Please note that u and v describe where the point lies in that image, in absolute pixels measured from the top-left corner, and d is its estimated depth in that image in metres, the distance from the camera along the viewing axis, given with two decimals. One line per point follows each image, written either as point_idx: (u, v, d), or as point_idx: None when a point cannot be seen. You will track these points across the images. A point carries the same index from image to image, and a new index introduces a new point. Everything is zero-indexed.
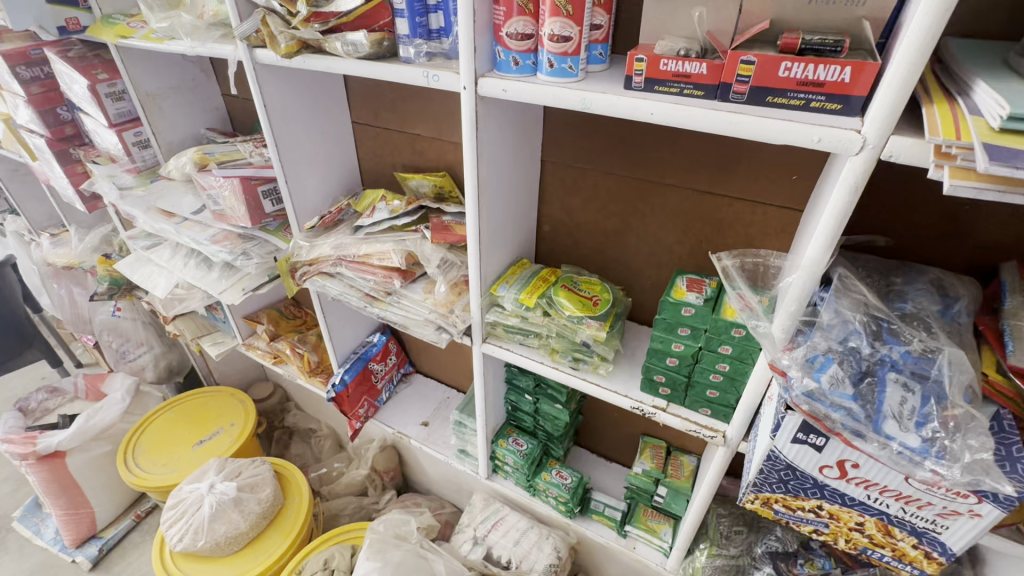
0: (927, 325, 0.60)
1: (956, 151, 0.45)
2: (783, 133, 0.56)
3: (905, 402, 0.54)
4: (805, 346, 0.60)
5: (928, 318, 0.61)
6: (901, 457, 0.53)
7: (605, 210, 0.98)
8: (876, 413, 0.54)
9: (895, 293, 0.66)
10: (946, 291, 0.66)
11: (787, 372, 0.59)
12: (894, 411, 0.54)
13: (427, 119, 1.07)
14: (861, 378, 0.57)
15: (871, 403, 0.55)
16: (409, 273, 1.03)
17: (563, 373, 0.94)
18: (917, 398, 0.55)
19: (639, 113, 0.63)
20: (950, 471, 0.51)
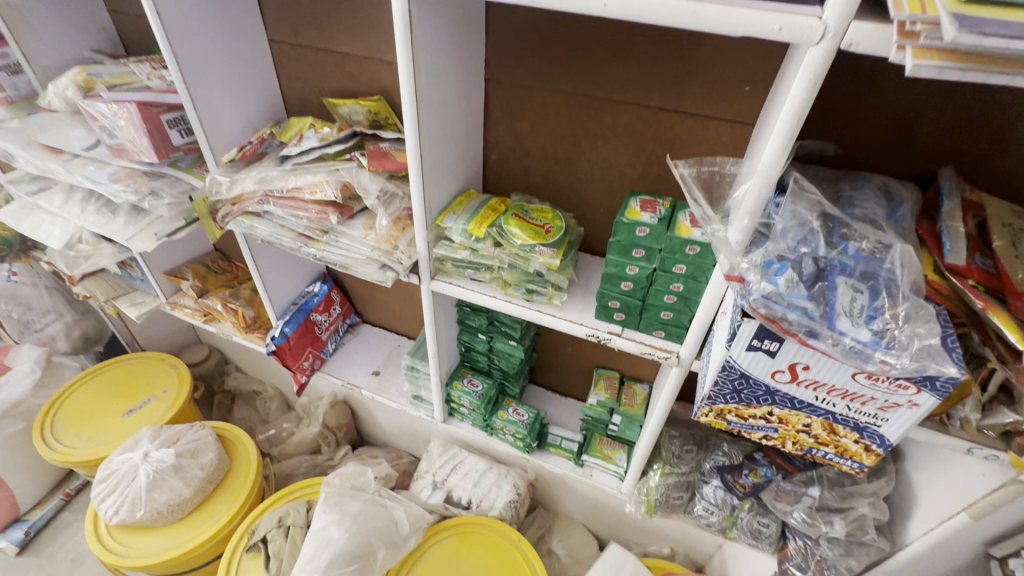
0: (877, 226, 0.61)
1: (921, 28, 0.42)
2: (744, 23, 0.53)
3: (855, 300, 0.55)
4: (761, 252, 0.59)
5: (876, 221, 0.62)
6: (853, 351, 0.53)
7: (554, 133, 0.93)
8: (829, 310, 0.55)
9: (844, 200, 0.66)
10: (891, 195, 0.67)
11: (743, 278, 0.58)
12: (845, 307, 0.55)
13: (355, 33, 0.95)
14: (815, 279, 0.57)
15: (825, 303, 0.55)
16: (346, 209, 0.94)
17: (517, 306, 0.91)
18: (868, 295, 0.56)
19: (591, 6, 0.57)
20: (898, 360, 0.52)
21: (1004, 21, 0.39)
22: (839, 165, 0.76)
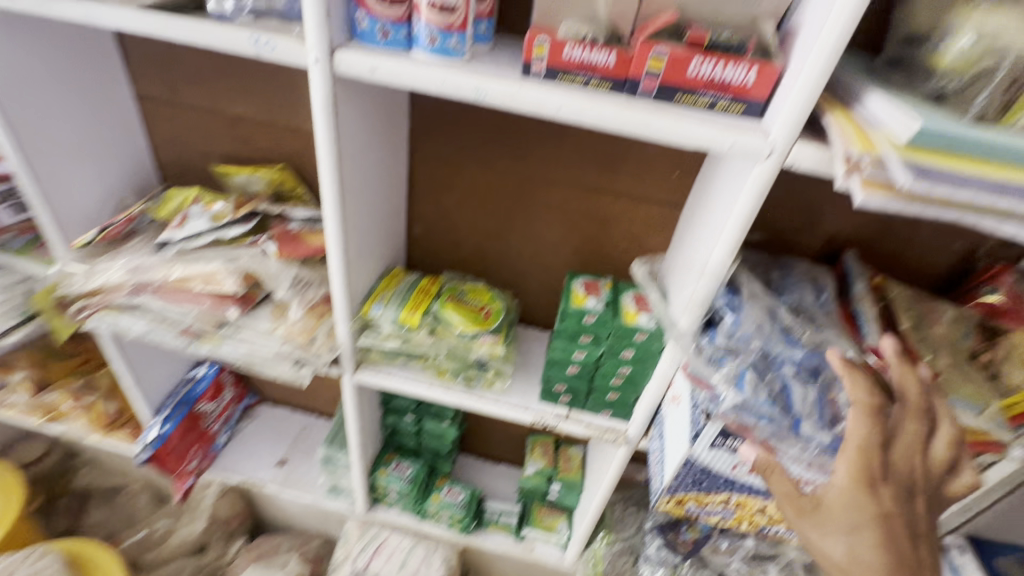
0: (813, 319, 0.65)
1: (868, 163, 0.45)
2: (696, 135, 0.53)
3: (808, 398, 0.60)
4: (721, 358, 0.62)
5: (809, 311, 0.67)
6: (819, 454, 0.59)
7: (484, 209, 0.88)
8: (795, 413, 0.59)
9: (775, 287, 0.70)
10: (817, 282, 0.71)
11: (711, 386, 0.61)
12: (807, 410, 0.59)
13: (251, 96, 0.83)
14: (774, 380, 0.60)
15: (785, 405, 0.60)
16: (248, 298, 0.80)
17: (456, 396, 0.85)
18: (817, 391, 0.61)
19: (543, 105, 0.54)
20: None
21: (945, 168, 0.42)
22: (759, 246, 0.82)
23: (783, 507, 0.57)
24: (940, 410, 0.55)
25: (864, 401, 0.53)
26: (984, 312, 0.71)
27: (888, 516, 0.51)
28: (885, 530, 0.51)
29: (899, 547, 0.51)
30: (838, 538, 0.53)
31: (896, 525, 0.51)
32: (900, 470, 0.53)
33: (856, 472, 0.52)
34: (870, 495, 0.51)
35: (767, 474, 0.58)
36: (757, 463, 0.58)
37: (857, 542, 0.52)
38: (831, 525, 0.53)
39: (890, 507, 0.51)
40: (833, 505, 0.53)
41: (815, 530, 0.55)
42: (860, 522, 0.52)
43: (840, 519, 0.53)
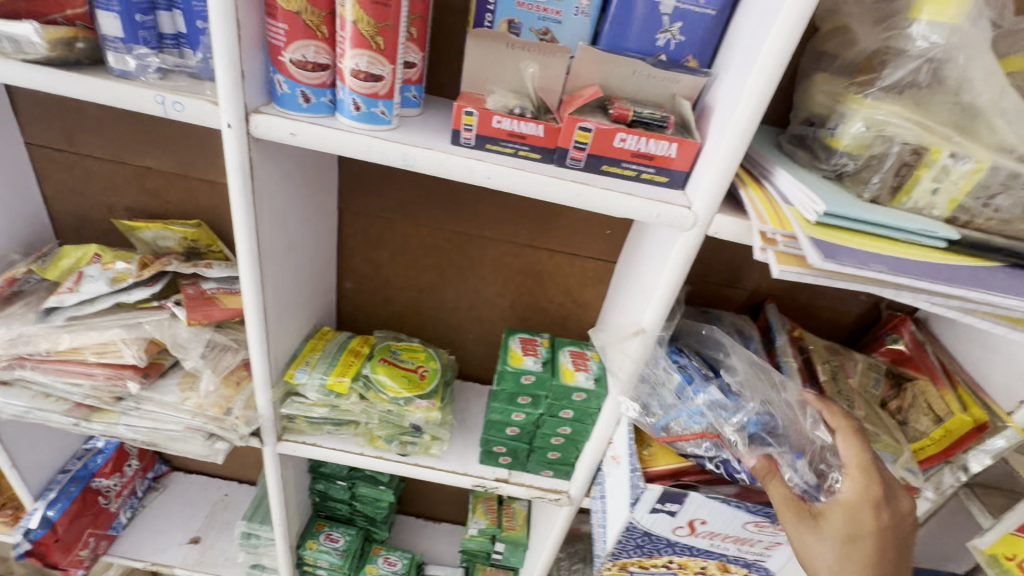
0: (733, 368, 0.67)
1: (781, 238, 0.47)
2: (623, 206, 0.54)
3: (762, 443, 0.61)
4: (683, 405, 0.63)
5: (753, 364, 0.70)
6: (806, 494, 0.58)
7: (419, 264, 0.86)
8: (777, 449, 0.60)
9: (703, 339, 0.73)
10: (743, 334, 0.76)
11: (688, 432, 0.62)
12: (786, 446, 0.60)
13: (164, 147, 0.78)
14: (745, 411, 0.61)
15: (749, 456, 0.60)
16: (153, 367, 0.72)
17: (390, 464, 0.79)
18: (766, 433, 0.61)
19: (474, 175, 0.53)
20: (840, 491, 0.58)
21: (850, 248, 0.43)
22: (687, 299, 0.85)
23: (783, 511, 0.56)
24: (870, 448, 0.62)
25: (845, 423, 0.59)
26: (890, 359, 0.77)
27: (885, 532, 0.54)
28: (878, 543, 0.53)
29: (886, 562, 0.53)
30: (833, 545, 0.54)
31: (888, 540, 0.54)
32: (898, 494, 0.56)
33: (860, 489, 0.55)
34: (877, 508, 0.54)
35: (767, 480, 0.58)
36: (758, 468, 0.59)
37: (851, 550, 0.54)
38: (829, 530, 0.55)
39: (886, 525, 0.54)
40: (838, 512, 0.55)
41: (806, 539, 0.55)
42: (861, 529, 0.54)
43: (839, 525, 0.55)
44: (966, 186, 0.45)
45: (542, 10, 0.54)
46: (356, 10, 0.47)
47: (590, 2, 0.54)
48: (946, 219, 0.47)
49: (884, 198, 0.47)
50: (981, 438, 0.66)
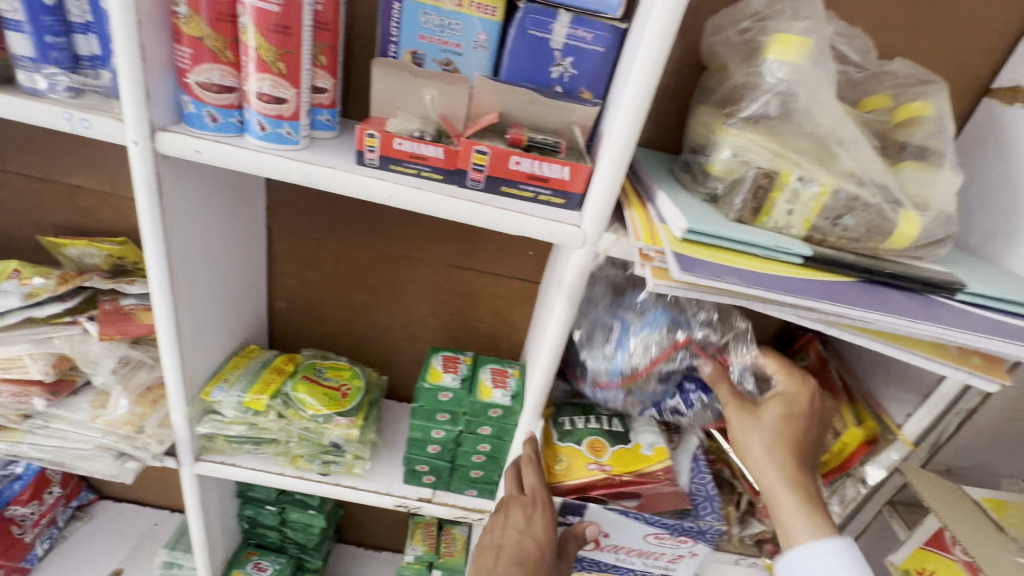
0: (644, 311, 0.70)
1: (654, 254, 0.50)
2: (518, 225, 0.57)
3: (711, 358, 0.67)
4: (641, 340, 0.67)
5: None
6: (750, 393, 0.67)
7: (350, 284, 0.88)
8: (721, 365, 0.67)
9: None
10: None
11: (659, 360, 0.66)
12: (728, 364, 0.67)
13: (93, 166, 0.79)
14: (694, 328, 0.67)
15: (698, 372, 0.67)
16: (63, 384, 0.72)
17: (310, 484, 0.78)
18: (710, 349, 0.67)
19: (375, 194, 0.56)
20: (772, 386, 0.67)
21: (709, 264, 0.47)
22: None
23: (730, 405, 0.62)
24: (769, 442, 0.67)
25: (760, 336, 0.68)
26: None
27: (810, 412, 0.62)
28: (805, 425, 0.61)
29: (811, 436, 0.62)
30: (772, 427, 0.61)
31: (812, 422, 0.62)
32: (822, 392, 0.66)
33: (790, 379, 0.64)
34: (810, 396, 0.63)
35: (717, 384, 0.64)
36: (712, 374, 0.64)
37: (787, 428, 0.61)
38: (770, 417, 0.61)
39: (813, 410, 0.62)
40: (776, 403, 0.62)
41: (748, 424, 0.61)
42: (794, 414, 0.61)
43: (778, 411, 0.61)
44: (817, 208, 0.49)
45: (442, 43, 0.58)
46: (257, 37, 0.50)
47: (487, 38, 0.58)
48: (803, 238, 0.51)
49: (747, 218, 0.51)
50: (877, 451, 0.70)
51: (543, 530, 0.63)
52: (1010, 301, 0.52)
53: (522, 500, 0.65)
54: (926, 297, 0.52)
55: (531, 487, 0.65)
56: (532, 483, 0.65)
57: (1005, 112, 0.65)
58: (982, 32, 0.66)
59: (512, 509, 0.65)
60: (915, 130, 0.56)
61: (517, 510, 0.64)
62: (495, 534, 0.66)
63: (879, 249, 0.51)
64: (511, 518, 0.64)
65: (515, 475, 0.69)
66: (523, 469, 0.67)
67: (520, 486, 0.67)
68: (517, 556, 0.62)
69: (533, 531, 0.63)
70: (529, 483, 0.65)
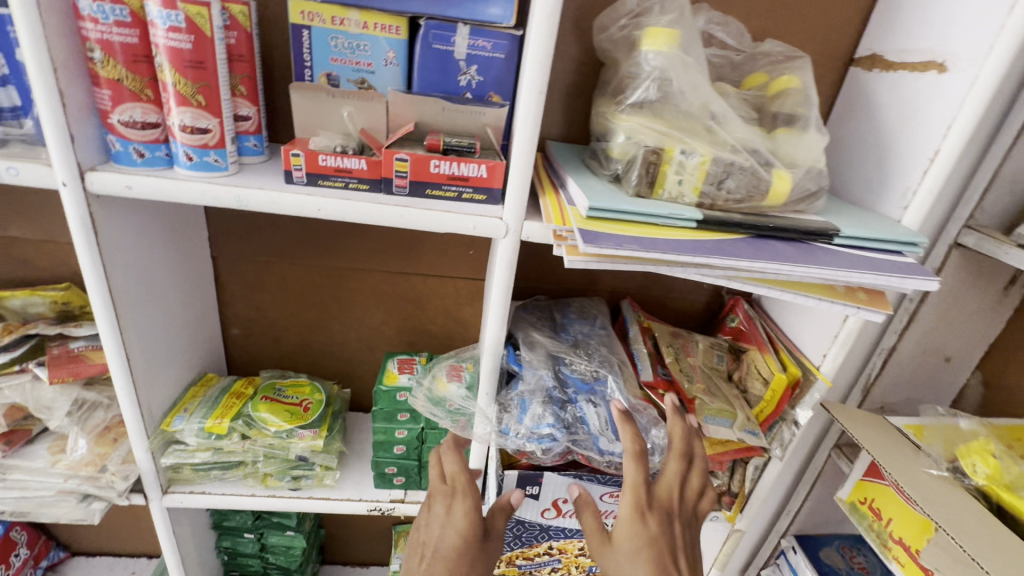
0: (558, 360, 0.76)
1: (567, 234, 0.55)
2: (445, 223, 0.61)
3: (598, 416, 0.70)
4: (529, 418, 0.69)
5: (585, 344, 0.79)
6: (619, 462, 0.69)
7: (302, 303, 0.90)
8: (591, 435, 0.69)
9: (559, 327, 0.83)
10: (588, 312, 0.86)
11: (526, 449, 0.68)
12: (596, 430, 0.69)
13: (29, 217, 0.80)
14: (571, 410, 0.71)
15: (577, 426, 0.70)
16: (16, 435, 0.73)
17: (282, 501, 0.80)
18: (587, 412, 0.71)
19: (305, 208, 0.59)
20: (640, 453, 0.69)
21: (612, 235, 0.52)
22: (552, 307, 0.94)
23: (589, 538, 0.61)
24: (699, 451, 0.67)
25: (632, 447, 0.62)
26: (731, 337, 0.89)
27: (654, 538, 0.59)
28: (656, 553, 0.58)
29: (665, 565, 0.58)
30: (625, 564, 0.58)
31: (664, 547, 0.59)
32: (659, 497, 0.62)
33: (630, 503, 0.60)
34: (644, 519, 0.60)
35: (583, 511, 0.63)
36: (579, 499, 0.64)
37: (637, 562, 0.58)
38: (624, 552, 0.58)
39: (657, 531, 0.59)
40: (625, 538, 0.59)
41: (605, 560, 0.60)
42: (648, 542, 0.58)
43: (635, 541, 0.59)
44: (702, 175, 0.55)
45: (354, 63, 0.63)
46: (174, 74, 0.53)
47: (395, 54, 0.63)
48: (696, 205, 0.57)
49: (644, 192, 0.57)
50: (804, 393, 0.75)
51: (463, 517, 0.61)
52: (882, 241, 0.60)
53: (444, 491, 0.64)
54: (809, 243, 0.58)
55: (452, 473, 0.64)
56: (453, 469, 0.65)
57: (867, 78, 0.74)
58: (839, 10, 0.74)
59: (436, 502, 0.63)
60: (785, 101, 0.64)
61: (440, 497, 0.63)
62: (422, 529, 0.63)
63: (761, 207, 0.58)
64: (435, 512, 0.63)
65: (438, 466, 0.67)
66: (442, 458, 0.66)
67: (443, 477, 0.66)
68: (444, 547, 0.59)
69: (454, 521, 0.61)
70: (449, 471, 0.64)
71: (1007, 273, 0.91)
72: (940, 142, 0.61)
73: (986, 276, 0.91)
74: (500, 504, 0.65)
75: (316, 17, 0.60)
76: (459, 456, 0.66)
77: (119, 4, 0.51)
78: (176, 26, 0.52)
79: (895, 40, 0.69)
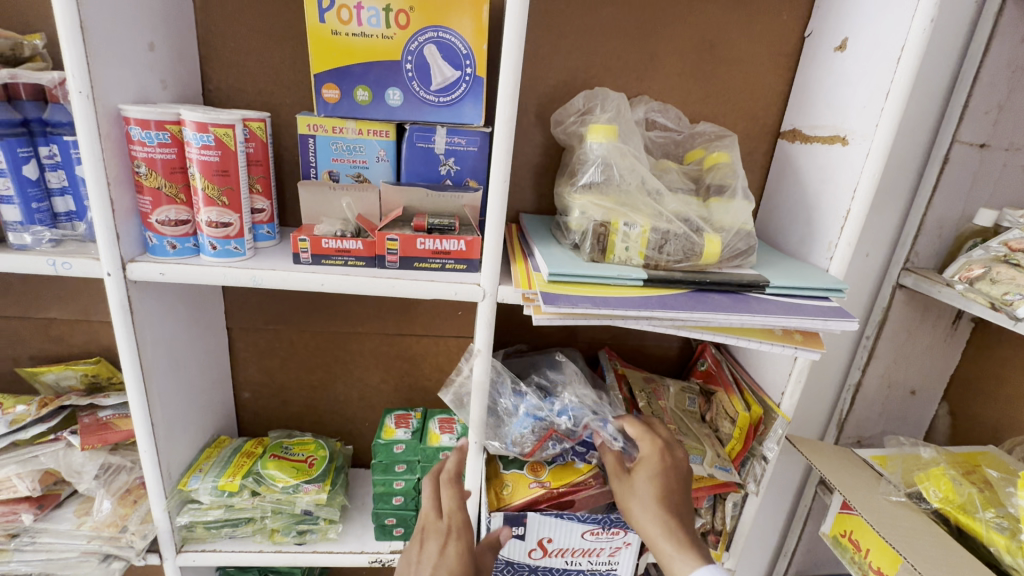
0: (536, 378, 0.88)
1: (533, 296, 0.65)
2: (431, 290, 0.70)
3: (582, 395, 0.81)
4: (531, 407, 0.78)
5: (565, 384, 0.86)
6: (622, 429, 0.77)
7: (307, 365, 0.99)
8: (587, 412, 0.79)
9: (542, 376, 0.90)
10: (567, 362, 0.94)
11: (540, 429, 0.76)
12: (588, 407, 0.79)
13: (66, 300, 0.90)
14: (579, 393, 0.81)
15: (572, 405, 0.79)
16: (48, 498, 0.80)
17: (288, 555, 0.84)
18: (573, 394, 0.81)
19: (310, 284, 0.69)
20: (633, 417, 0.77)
21: (569, 295, 0.62)
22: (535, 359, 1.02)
23: (610, 473, 0.72)
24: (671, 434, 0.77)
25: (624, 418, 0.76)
26: (701, 380, 0.97)
27: (664, 468, 0.70)
28: (667, 480, 0.70)
29: (668, 487, 0.69)
30: (642, 486, 0.69)
31: (672, 476, 0.70)
32: (673, 447, 0.73)
33: (645, 444, 0.72)
34: (661, 455, 0.71)
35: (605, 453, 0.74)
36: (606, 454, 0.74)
37: (649, 485, 0.69)
38: (639, 476, 0.70)
39: (668, 466, 0.71)
40: (642, 468, 0.70)
41: (626, 490, 0.70)
42: (660, 469, 0.70)
43: (650, 469, 0.70)
44: (645, 241, 0.66)
45: (351, 161, 0.76)
46: (203, 180, 0.65)
47: (385, 153, 0.76)
48: (643, 266, 0.67)
49: (598, 257, 0.67)
50: (768, 429, 0.80)
51: (457, 557, 0.67)
52: (809, 288, 0.68)
53: (439, 528, 0.70)
54: (744, 294, 0.67)
55: (450, 510, 0.71)
56: (449, 506, 0.72)
57: (791, 149, 0.86)
58: (761, 94, 0.88)
59: (431, 540, 0.69)
60: (717, 173, 0.75)
61: (438, 533, 0.69)
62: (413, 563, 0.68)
63: (700, 265, 0.68)
64: (428, 549, 0.68)
65: (433, 500, 0.73)
66: (441, 494, 0.72)
67: (436, 512, 0.72)
68: None
69: (449, 560, 0.67)
70: (446, 507, 0.71)
71: (952, 309, 0.99)
72: (849, 202, 0.71)
73: (933, 313, 0.98)
74: (489, 541, 0.73)
75: (318, 128, 0.73)
76: (454, 493, 0.72)
77: (161, 130, 0.64)
78: (206, 144, 0.64)
79: (807, 117, 0.82)
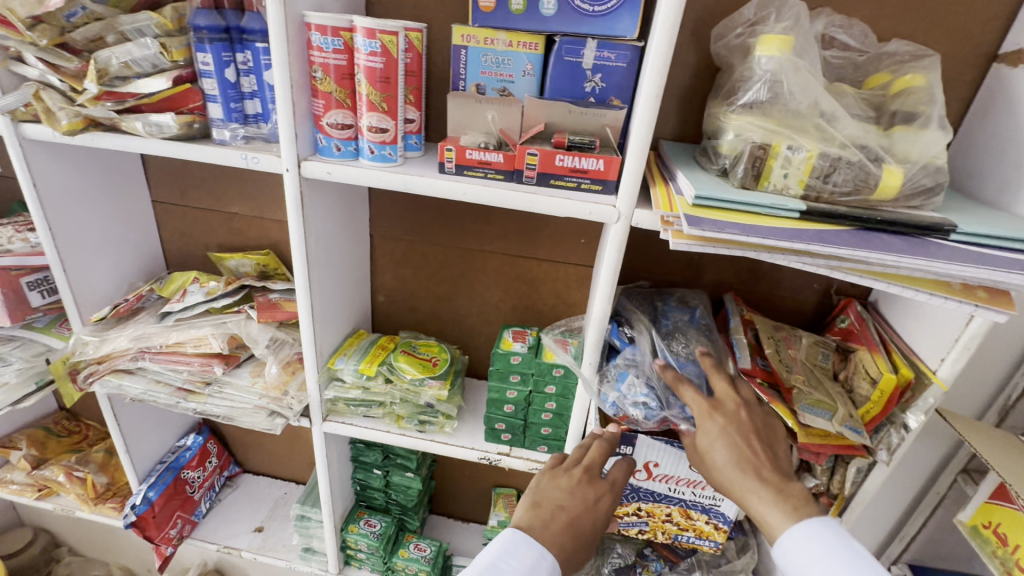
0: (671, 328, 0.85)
1: (674, 219, 0.63)
2: (565, 208, 0.71)
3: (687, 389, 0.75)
4: (625, 388, 0.76)
5: (685, 331, 0.84)
6: None
7: (435, 277, 1.07)
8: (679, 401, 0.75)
9: (661, 313, 0.88)
10: (689, 303, 0.91)
11: (624, 411, 0.76)
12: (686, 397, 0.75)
13: (244, 197, 1.05)
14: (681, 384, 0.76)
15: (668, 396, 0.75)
16: (231, 358, 0.96)
17: (411, 439, 0.95)
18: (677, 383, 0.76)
19: (454, 192, 0.73)
20: None
21: (715, 219, 0.58)
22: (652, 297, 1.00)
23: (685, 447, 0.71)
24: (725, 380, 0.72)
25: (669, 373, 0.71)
26: (840, 338, 0.89)
27: (722, 427, 0.67)
28: (731, 437, 0.66)
29: (737, 445, 0.66)
30: (712, 455, 0.67)
31: (736, 430, 0.67)
32: (723, 401, 0.70)
33: (697, 409, 0.69)
34: (711, 416, 0.68)
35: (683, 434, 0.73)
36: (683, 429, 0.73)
37: (715, 449, 0.67)
38: (705, 446, 0.68)
39: (727, 424, 0.67)
40: (702, 437, 0.68)
41: (703, 461, 0.68)
42: (721, 432, 0.67)
43: (710, 435, 0.67)
44: (808, 169, 0.60)
45: (499, 75, 0.77)
46: (368, 86, 0.70)
47: (533, 67, 0.75)
48: (801, 197, 0.61)
49: (750, 184, 0.62)
50: (915, 398, 0.74)
51: (602, 512, 0.71)
52: (1008, 238, 0.58)
53: (599, 482, 0.72)
54: (921, 239, 0.59)
55: (614, 477, 0.74)
56: (616, 473, 0.75)
57: (1009, 76, 0.71)
58: (981, 7, 0.72)
59: (589, 486, 0.72)
60: (906, 99, 0.65)
61: (599, 492, 0.72)
62: (558, 492, 0.71)
63: (870, 201, 0.61)
64: (580, 489, 0.71)
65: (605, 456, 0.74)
66: (620, 466, 0.75)
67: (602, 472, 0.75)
68: (579, 523, 0.69)
69: (596, 513, 0.70)
70: (616, 474, 0.74)
71: None
72: None
73: None
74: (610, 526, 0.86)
75: (472, 39, 0.75)
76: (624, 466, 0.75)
77: (337, 36, 0.69)
78: (374, 51, 0.68)
79: None
